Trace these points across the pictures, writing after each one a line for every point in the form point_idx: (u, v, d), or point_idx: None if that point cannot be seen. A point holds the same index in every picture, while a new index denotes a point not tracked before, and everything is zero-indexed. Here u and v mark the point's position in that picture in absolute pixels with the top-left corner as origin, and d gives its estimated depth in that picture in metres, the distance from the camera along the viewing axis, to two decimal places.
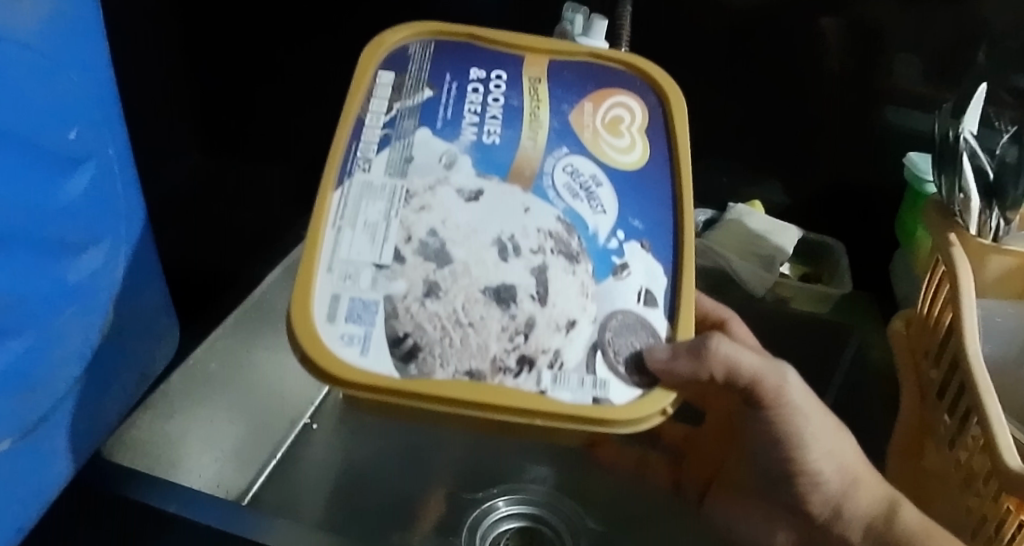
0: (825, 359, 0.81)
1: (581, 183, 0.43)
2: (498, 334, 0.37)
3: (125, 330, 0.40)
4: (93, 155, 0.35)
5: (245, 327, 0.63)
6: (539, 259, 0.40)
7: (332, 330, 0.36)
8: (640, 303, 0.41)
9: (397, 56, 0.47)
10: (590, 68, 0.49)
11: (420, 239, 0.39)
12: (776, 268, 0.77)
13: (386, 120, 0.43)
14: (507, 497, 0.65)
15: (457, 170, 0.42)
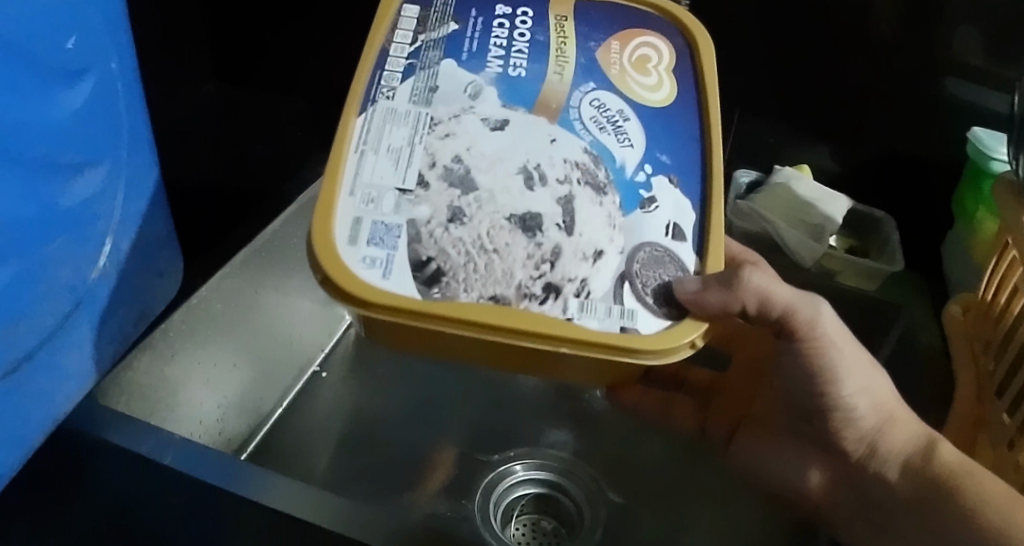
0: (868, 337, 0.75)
1: (607, 118, 0.41)
2: (523, 261, 0.35)
3: (127, 263, 0.37)
4: (98, 61, 0.32)
5: (256, 266, 0.60)
6: (565, 190, 0.37)
7: (353, 253, 0.34)
8: (667, 237, 0.38)
9: None
10: (618, 8, 0.46)
11: (444, 165, 0.37)
12: (825, 238, 0.75)
13: (409, 51, 0.42)
14: (525, 462, 0.64)
15: (482, 100, 0.40)
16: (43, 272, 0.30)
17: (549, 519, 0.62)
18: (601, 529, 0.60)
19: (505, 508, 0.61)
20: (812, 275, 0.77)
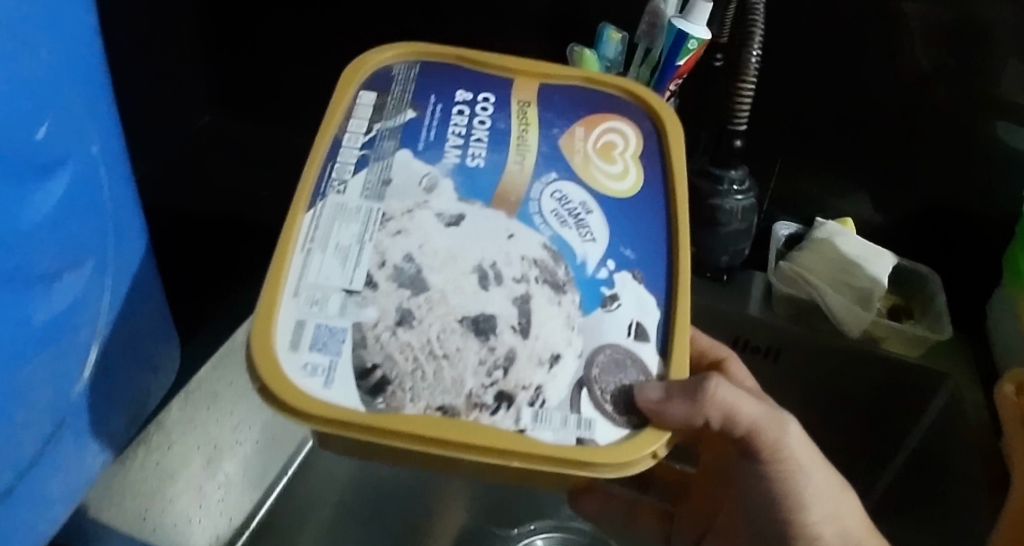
0: (910, 403, 0.73)
1: (569, 210, 0.44)
2: (475, 368, 0.37)
3: (115, 365, 0.43)
4: (73, 164, 0.36)
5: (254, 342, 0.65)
6: (522, 288, 0.40)
7: (294, 359, 0.36)
8: (630, 337, 0.41)
9: (381, 75, 0.51)
10: (579, 91, 0.52)
11: (394, 264, 0.40)
12: (875, 305, 0.68)
13: (364, 140, 0.46)
14: (546, 535, 0.65)
15: (437, 194, 0.44)
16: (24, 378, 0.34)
17: None
18: None
19: None
20: (854, 340, 0.71)
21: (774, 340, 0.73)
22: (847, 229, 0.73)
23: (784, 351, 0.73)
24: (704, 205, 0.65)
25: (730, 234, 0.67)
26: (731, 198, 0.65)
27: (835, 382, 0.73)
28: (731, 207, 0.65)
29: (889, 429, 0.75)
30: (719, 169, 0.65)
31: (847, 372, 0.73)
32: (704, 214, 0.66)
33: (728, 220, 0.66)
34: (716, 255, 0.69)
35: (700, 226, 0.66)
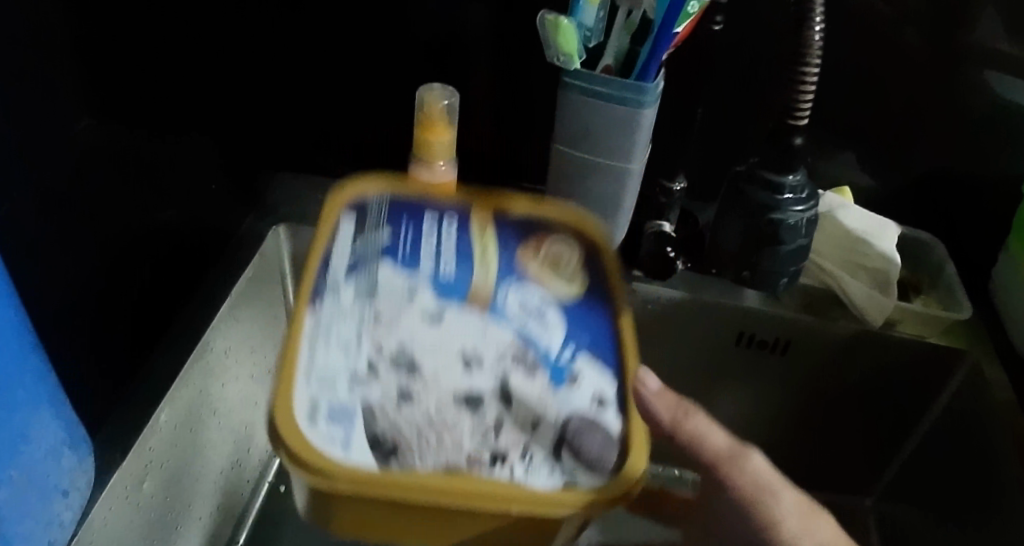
0: (926, 382, 0.67)
1: (529, 312, 0.43)
2: (474, 432, 0.35)
3: (4, 518, 0.39)
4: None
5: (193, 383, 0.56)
6: (502, 369, 0.39)
7: (312, 431, 0.33)
8: (596, 407, 0.38)
9: (355, 203, 0.49)
10: (529, 220, 0.50)
11: (390, 350, 0.39)
12: (893, 287, 0.63)
13: (346, 260, 0.44)
14: None
15: (421, 296, 0.42)
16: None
17: None
18: None
19: None
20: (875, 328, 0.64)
21: (780, 331, 0.65)
22: (846, 199, 0.68)
23: (793, 342, 0.65)
24: (758, 223, 0.52)
25: (792, 252, 0.53)
26: (792, 211, 0.51)
27: (840, 368, 0.67)
28: (795, 222, 0.51)
29: (903, 411, 0.69)
30: (774, 174, 0.51)
31: (859, 356, 0.66)
32: (762, 232, 0.52)
33: (790, 237, 0.52)
34: (773, 277, 0.55)
35: (754, 244, 0.53)
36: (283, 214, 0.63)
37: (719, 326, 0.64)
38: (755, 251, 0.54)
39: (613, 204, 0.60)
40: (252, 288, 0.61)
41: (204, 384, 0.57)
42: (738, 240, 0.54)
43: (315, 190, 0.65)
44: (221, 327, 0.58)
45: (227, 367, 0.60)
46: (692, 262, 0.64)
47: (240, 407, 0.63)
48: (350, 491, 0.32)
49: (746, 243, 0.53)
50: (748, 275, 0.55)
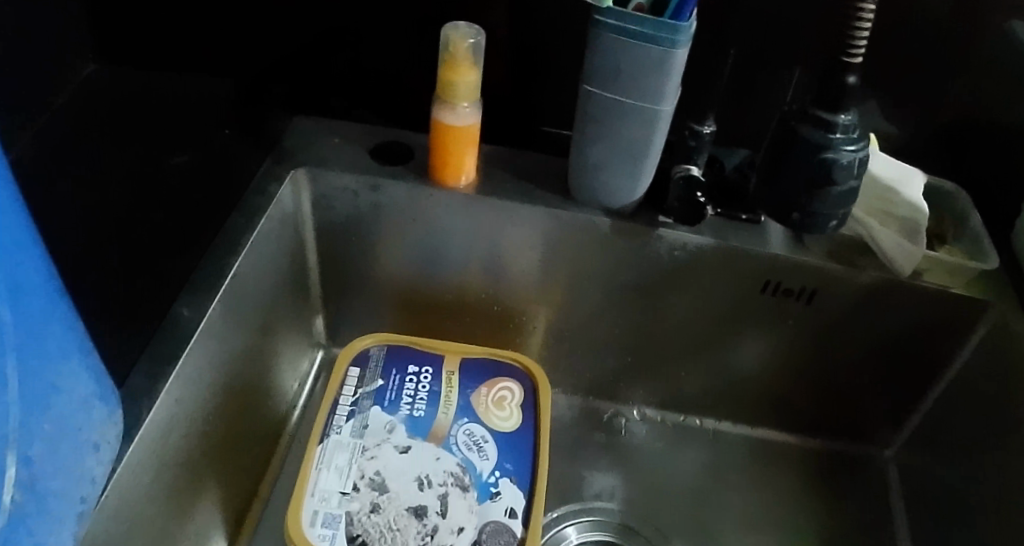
0: (949, 334, 0.66)
1: (473, 442, 0.60)
2: (416, 535, 0.55)
3: (42, 472, 0.39)
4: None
5: (230, 315, 0.56)
6: (442, 490, 0.57)
7: (312, 530, 0.54)
8: (506, 515, 0.57)
9: (361, 355, 0.64)
10: (487, 362, 0.65)
11: (369, 477, 0.57)
12: (922, 234, 0.63)
13: (351, 399, 0.61)
14: (579, 523, 0.63)
15: (396, 432, 0.60)
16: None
17: None
18: None
19: None
20: (903, 277, 0.64)
21: (806, 281, 0.64)
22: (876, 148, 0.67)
23: (820, 292, 0.64)
24: (809, 163, 0.49)
25: (843, 194, 0.50)
26: (844, 150, 0.48)
27: (865, 319, 0.66)
28: (848, 162, 0.49)
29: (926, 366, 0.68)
30: (827, 112, 0.49)
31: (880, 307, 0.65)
32: (811, 173, 0.49)
33: (842, 178, 0.49)
34: (823, 219, 0.51)
35: (803, 185, 0.50)
36: (297, 159, 0.61)
37: (745, 275, 0.63)
38: (805, 193, 0.51)
39: (640, 149, 0.57)
40: (269, 236, 0.59)
41: (228, 333, 0.56)
42: (786, 181, 0.51)
43: (329, 135, 0.63)
44: (242, 275, 0.56)
45: (247, 315, 0.58)
46: (721, 207, 0.63)
47: (264, 355, 0.61)
48: None
49: (795, 184, 0.51)
50: (796, 219, 0.52)
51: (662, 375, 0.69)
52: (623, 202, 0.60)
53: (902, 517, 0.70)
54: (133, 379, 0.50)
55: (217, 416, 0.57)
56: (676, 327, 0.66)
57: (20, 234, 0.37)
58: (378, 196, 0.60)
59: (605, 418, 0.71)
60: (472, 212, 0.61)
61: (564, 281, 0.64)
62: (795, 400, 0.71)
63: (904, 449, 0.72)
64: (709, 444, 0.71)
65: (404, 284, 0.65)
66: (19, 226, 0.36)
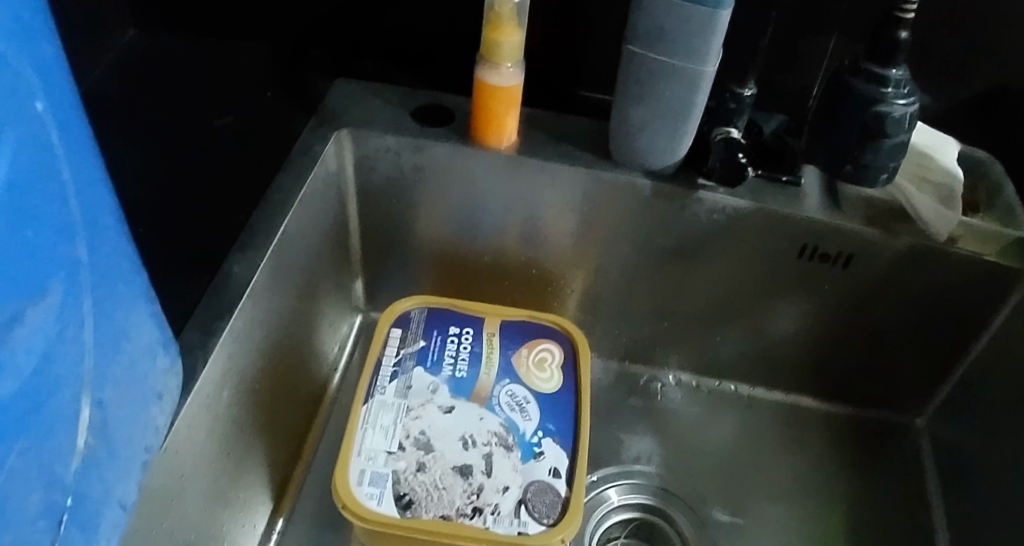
0: (984, 303, 0.66)
1: (516, 402, 0.60)
2: (462, 493, 0.55)
3: (111, 419, 0.41)
4: (35, 177, 0.33)
5: (276, 275, 0.56)
6: (487, 449, 0.58)
7: (360, 490, 0.54)
8: (550, 474, 0.57)
9: (403, 318, 0.65)
10: (528, 325, 0.66)
11: (414, 436, 0.58)
12: (958, 200, 0.62)
13: (394, 360, 0.62)
14: (624, 485, 0.64)
15: (440, 393, 0.60)
16: (6, 475, 0.32)
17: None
18: None
19: (606, 535, 0.62)
20: (940, 242, 0.63)
21: (843, 245, 0.64)
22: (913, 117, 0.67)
23: (856, 256, 0.64)
24: (862, 116, 0.51)
25: (895, 147, 0.52)
26: (897, 104, 0.50)
27: (902, 285, 0.66)
28: (902, 115, 0.50)
29: (959, 339, 0.68)
30: (879, 67, 0.50)
31: (912, 277, 0.65)
32: (864, 127, 0.51)
33: (894, 131, 0.51)
34: (874, 172, 0.54)
35: (857, 137, 0.52)
36: (339, 121, 0.61)
37: (783, 239, 0.63)
38: (858, 145, 0.53)
39: (683, 109, 0.57)
40: (313, 195, 0.59)
41: (275, 290, 0.57)
42: (839, 134, 0.53)
43: (370, 97, 0.63)
44: (289, 234, 0.57)
45: (292, 274, 0.59)
46: (761, 169, 0.63)
47: (306, 314, 0.62)
48: (388, 527, 0.53)
49: (849, 137, 0.52)
50: (850, 170, 0.54)
51: (699, 341, 0.70)
52: (663, 163, 0.61)
53: (934, 486, 0.70)
54: (188, 333, 0.51)
55: (263, 373, 0.57)
56: (713, 292, 0.66)
57: (92, 177, 0.38)
58: (420, 157, 0.61)
59: (641, 382, 0.72)
60: (512, 175, 0.61)
61: (601, 245, 0.64)
62: (828, 367, 0.71)
63: (935, 419, 0.72)
64: (744, 409, 0.72)
65: (441, 251, 0.66)
66: (92, 171, 0.38)
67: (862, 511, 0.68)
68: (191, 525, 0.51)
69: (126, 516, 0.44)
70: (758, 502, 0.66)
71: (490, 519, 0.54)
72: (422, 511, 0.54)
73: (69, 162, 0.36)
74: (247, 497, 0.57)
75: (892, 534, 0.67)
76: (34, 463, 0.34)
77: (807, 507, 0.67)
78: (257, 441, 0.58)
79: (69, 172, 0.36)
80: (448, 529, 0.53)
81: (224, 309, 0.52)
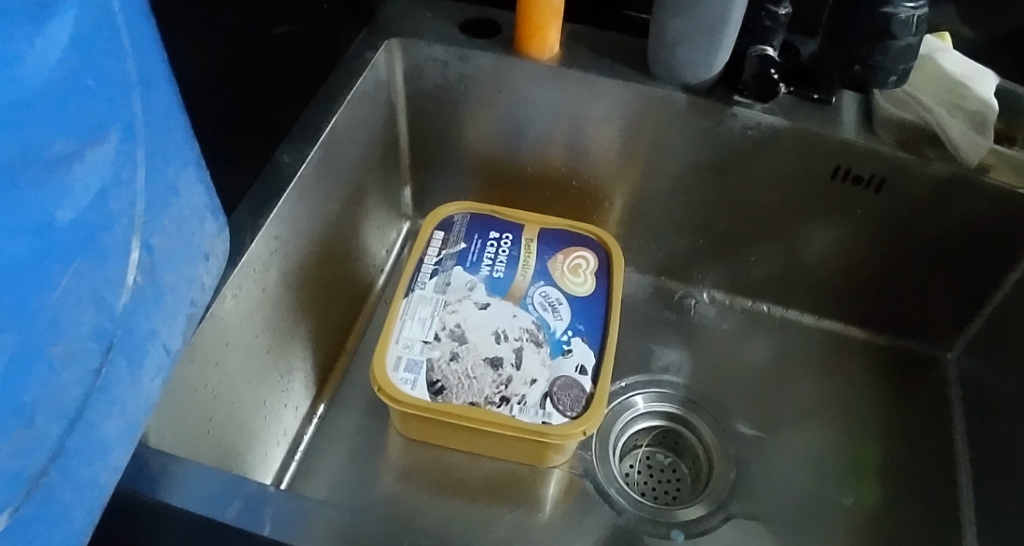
0: (1017, 241, 0.64)
1: (549, 303, 0.63)
2: (491, 383, 0.58)
3: (159, 265, 0.43)
4: (95, 28, 0.35)
5: (327, 165, 0.61)
6: (518, 344, 0.60)
7: (395, 374, 0.57)
8: (576, 372, 0.59)
9: (446, 223, 0.68)
10: (565, 234, 0.68)
11: (450, 328, 0.61)
12: (990, 128, 0.62)
13: (435, 259, 0.65)
14: (654, 394, 0.68)
15: (477, 291, 0.63)
16: (62, 291, 0.34)
17: (664, 453, 0.66)
18: (732, 474, 0.64)
19: (631, 437, 0.66)
20: (970, 171, 0.62)
21: (876, 167, 0.63)
22: (946, 44, 0.65)
23: (889, 179, 0.64)
24: (870, 17, 0.55)
25: (902, 49, 0.56)
26: (904, 5, 0.54)
27: (934, 215, 0.65)
28: (906, 17, 0.55)
29: (990, 277, 0.67)
30: None
31: (940, 210, 0.64)
32: (872, 28, 0.56)
33: (901, 33, 0.55)
34: (883, 73, 0.58)
35: (866, 37, 0.56)
36: (391, 31, 0.67)
37: (815, 156, 0.64)
38: (866, 47, 0.57)
39: (717, 25, 0.59)
40: (362, 98, 0.64)
41: (325, 182, 0.61)
42: (850, 34, 0.57)
43: (421, 10, 0.68)
44: (338, 130, 0.62)
45: (341, 171, 0.63)
46: (793, 86, 0.64)
47: (353, 213, 0.66)
48: (419, 410, 0.57)
49: (858, 37, 0.57)
50: (859, 71, 0.58)
51: (730, 261, 0.73)
52: (701, 78, 0.62)
53: (960, 420, 0.69)
54: (239, 213, 0.55)
55: (312, 258, 0.61)
56: (744, 210, 0.69)
57: (148, 42, 0.41)
58: (466, 66, 0.66)
59: (676, 298, 0.75)
60: (558, 86, 0.65)
61: (645, 158, 0.67)
62: (860, 293, 0.72)
63: (965, 353, 0.71)
64: (775, 330, 0.74)
65: (488, 157, 0.71)
66: (148, 35, 0.41)
67: (882, 438, 0.68)
68: (242, 391, 0.55)
69: (171, 363, 0.46)
70: (779, 419, 0.68)
71: (516, 408, 0.57)
72: (452, 397, 0.57)
73: (127, 24, 0.38)
74: (293, 376, 0.61)
75: (913, 461, 0.67)
76: (87, 287, 0.36)
77: (826, 427, 0.68)
78: (305, 324, 0.62)
79: (126, 31, 0.38)
80: (474, 414, 0.56)
81: (272, 194, 0.56)
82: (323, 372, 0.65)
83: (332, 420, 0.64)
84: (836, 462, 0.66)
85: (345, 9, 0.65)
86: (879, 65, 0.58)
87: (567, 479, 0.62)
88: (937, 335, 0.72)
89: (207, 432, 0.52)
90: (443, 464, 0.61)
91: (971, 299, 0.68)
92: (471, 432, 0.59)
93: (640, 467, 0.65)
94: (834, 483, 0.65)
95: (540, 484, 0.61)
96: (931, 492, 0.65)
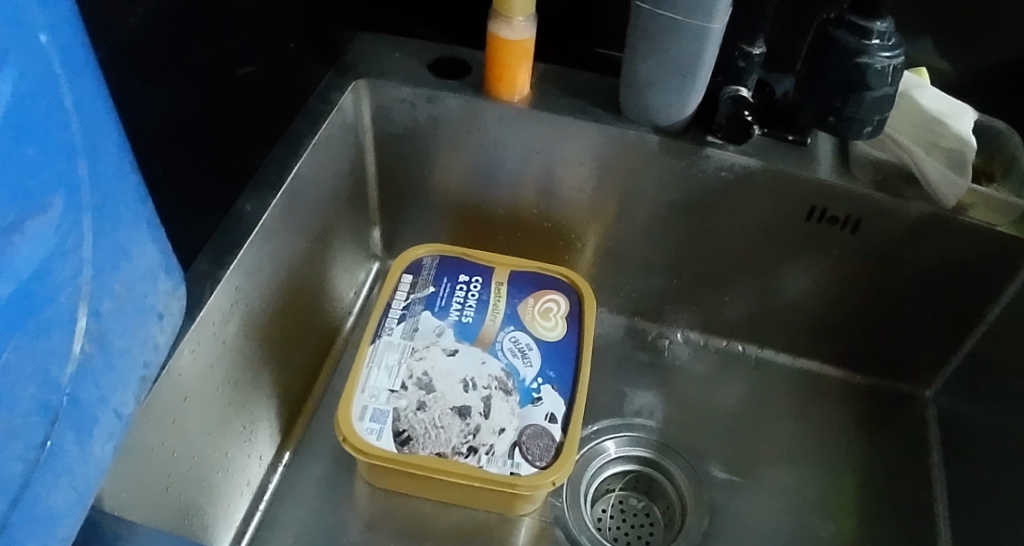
0: (993, 281, 0.63)
1: (519, 348, 0.62)
2: (459, 432, 0.57)
3: (109, 329, 0.42)
4: (38, 97, 0.34)
5: (290, 211, 0.60)
6: (486, 392, 0.59)
7: (361, 425, 0.56)
8: (546, 420, 0.58)
9: (415, 266, 0.67)
10: (535, 277, 0.67)
11: (417, 375, 0.60)
12: (968, 168, 0.60)
13: (403, 304, 0.64)
14: (626, 438, 0.67)
15: (445, 336, 0.62)
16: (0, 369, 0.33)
17: (637, 497, 0.65)
18: (706, 518, 0.63)
19: (603, 483, 0.65)
20: (947, 212, 0.61)
21: (851, 209, 0.62)
22: (924, 78, 0.63)
23: (865, 221, 0.63)
24: (845, 66, 0.54)
25: (877, 100, 0.55)
26: (879, 55, 0.54)
27: (910, 256, 0.64)
28: (881, 67, 0.54)
29: (966, 317, 0.66)
30: (862, 19, 0.54)
31: (916, 251, 0.64)
32: (846, 78, 0.55)
33: (877, 84, 0.54)
34: (858, 124, 0.56)
35: (840, 89, 0.55)
36: (358, 72, 0.66)
37: (788, 199, 0.63)
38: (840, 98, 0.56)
39: (691, 72, 0.58)
40: (329, 141, 0.63)
41: (289, 229, 0.60)
42: (825, 85, 0.56)
43: (388, 50, 0.67)
44: (302, 176, 0.60)
45: (306, 216, 0.62)
46: (766, 127, 0.63)
47: (320, 258, 0.65)
48: (385, 461, 0.56)
49: (831, 88, 0.56)
50: (833, 122, 0.57)
51: (704, 301, 0.72)
52: (674, 120, 0.61)
53: (938, 460, 0.68)
54: (198, 265, 0.54)
55: (276, 307, 0.60)
56: (718, 252, 0.68)
57: (96, 105, 0.40)
58: (434, 107, 0.65)
59: (649, 338, 0.74)
60: (528, 127, 0.64)
61: (616, 200, 0.66)
62: (835, 333, 0.71)
63: (943, 391, 0.70)
64: (748, 371, 0.73)
65: (459, 198, 0.70)
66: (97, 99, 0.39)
67: (860, 479, 0.67)
68: (202, 445, 0.54)
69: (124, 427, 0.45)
70: (754, 461, 0.67)
71: (484, 458, 0.56)
72: (418, 448, 0.56)
73: (72, 89, 0.37)
74: (256, 426, 0.61)
75: (890, 502, 0.66)
76: (29, 361, 0.35)
77: (804, 469, 0.67)
78: (268, 373, 0.61)
79: (73, 96, 0.37)
80: (440, 465, 0.55)
81: (232, 245, 0.55)
82: (289, 419, 0.65)
83: (300, 468, 0.63)
84: (813, 504, 0.65)
85: (310, 51, 0.64)
86: (854, 116, 0.57)
87: (538, 527, 0.61)
88: (914, 374, 0.71)
89: (164, 489, 0.51)
90: (411, 513, 0.61)
91: (948, 338, 0.68)
92: (438, 483, 0.57)
93: (613, 512, 0.64)
94: (810, 526, 0.64)
95: (509, 533, 0.60)
96: (909, 533, 0.64)
